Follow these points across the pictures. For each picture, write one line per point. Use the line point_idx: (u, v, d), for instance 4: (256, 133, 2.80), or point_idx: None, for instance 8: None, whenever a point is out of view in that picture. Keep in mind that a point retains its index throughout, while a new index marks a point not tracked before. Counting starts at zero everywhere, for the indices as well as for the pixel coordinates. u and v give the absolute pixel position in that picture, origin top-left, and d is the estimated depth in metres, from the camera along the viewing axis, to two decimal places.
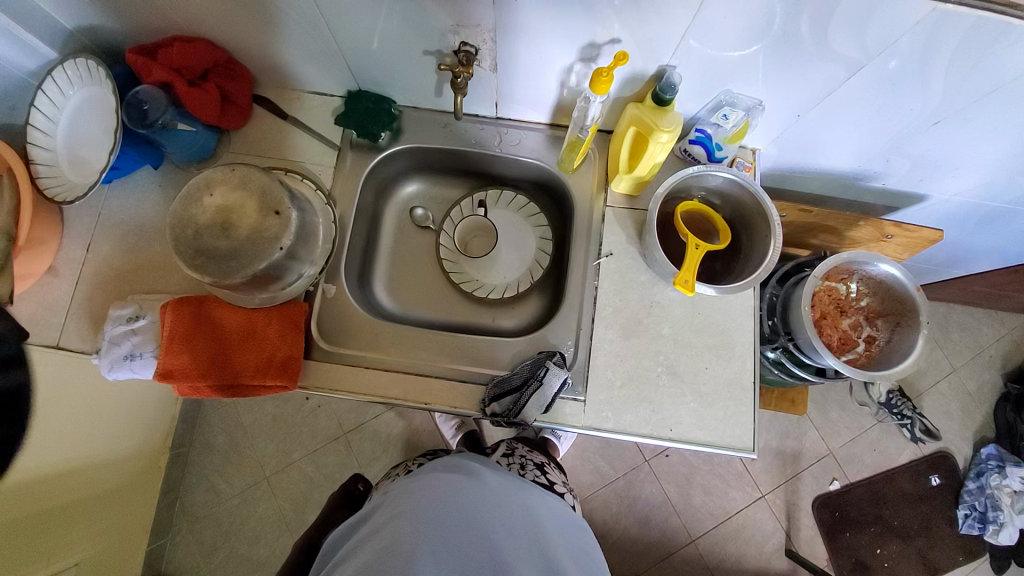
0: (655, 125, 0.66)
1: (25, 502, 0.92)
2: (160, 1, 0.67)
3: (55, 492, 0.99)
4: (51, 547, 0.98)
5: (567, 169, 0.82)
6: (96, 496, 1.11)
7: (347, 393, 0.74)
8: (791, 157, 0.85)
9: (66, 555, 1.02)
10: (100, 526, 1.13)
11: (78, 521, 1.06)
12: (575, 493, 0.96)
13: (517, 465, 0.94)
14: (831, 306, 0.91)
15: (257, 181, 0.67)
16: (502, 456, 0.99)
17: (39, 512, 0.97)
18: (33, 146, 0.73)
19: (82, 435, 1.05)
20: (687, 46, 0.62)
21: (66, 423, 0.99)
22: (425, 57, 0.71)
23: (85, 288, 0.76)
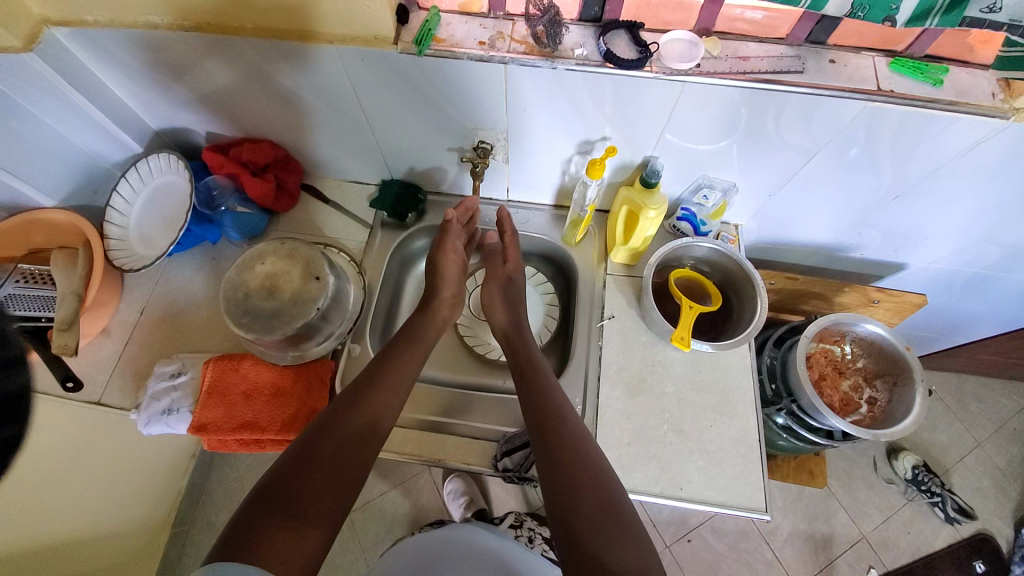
0: (643, 204, 0.77)
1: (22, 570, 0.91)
2: (239, 112, 0.84)
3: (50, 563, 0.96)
4: None
5: (571, 242, 0.93)
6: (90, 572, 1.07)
7: None
8: (772, 231, 0.95)
9: None
10: None
11: None
12: None
13: (526, 538, 0.97)
14: (828, 367, 0.95)
15: (303, 252, 0.78)
16: (510, 529, 1.01)
17: None
18: (110, 223, 0.85)
19: (83, 501, 1.04)
20: (666, 141, 0.74)
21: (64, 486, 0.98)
22: (449, 152, 0.86)
23: (134, 349, 0.83)
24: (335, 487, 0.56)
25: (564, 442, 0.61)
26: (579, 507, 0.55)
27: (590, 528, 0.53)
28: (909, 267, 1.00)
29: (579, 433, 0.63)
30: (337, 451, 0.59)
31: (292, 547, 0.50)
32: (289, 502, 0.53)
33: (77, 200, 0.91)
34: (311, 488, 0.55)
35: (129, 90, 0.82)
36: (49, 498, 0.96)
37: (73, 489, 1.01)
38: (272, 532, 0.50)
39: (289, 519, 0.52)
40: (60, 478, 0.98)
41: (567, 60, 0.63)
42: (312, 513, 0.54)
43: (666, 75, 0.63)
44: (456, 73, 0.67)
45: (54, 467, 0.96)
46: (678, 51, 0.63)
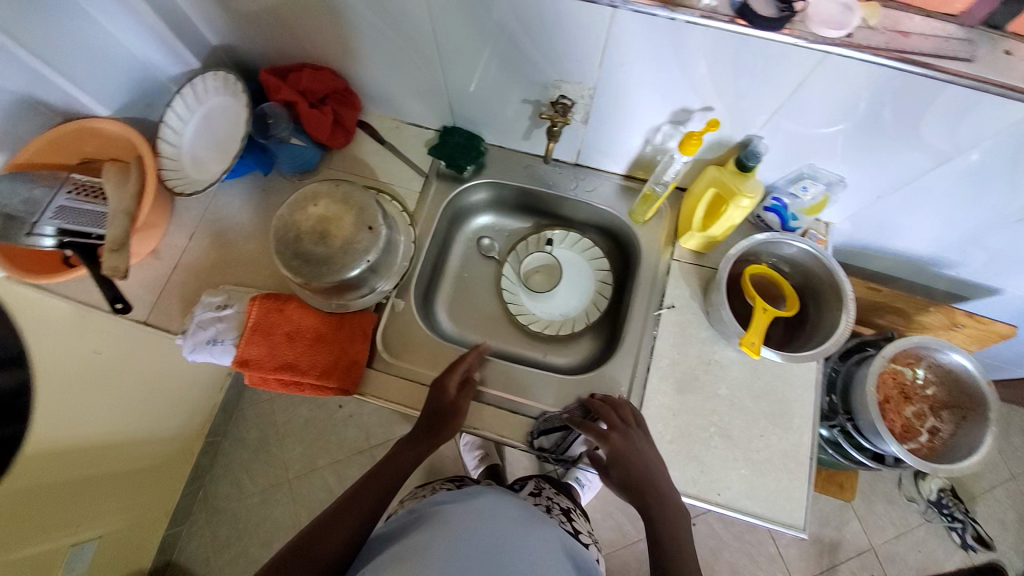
0: (737, 190, 0.68)
1: (45, 472, 0.95)
2: (302, 32, 0.76)
3: (74, 465, 1.01)
4: (67, 520, 1.01)
5: (638, 220, 0.85)
6: (122, 474, 1.14)
7: (392, 403, 0.78)
8: (865, 234, 0.85)
9: (81, 530, 1.05)
10: (121, 505, 1.16)
11: (97, 499, 1.08)
12: (600, 547, 0.93)
13: (544, 507, 0.95)
14: (895, 390, 0.89)
15: (357, 198, 0.73)
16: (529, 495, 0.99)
17: (60, 483, 0.99)
18: (163, 141, 0.82)
19: (115, 409, 1.08)
20: (777, 123, 0.65)
21: (91, 399, 1.02)
22: (523, 104, 0.77)
23: (181, 273, 0.82)
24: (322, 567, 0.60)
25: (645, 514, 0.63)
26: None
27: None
28: (1005, 293, 0.90)
29: (655, 502, 0.64)
30: (377, 505, 0.67)
31: None
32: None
33: (130, 112, 0.88)
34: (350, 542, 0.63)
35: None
36: (95, 404, 1.03)
37: (109, 399, 1.06)
38: None
39: None
40: (97, 390, 1.03)
41: (690, 9, 0.54)
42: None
43: (807, 42, 0.53)
44: (555, 13, 0.58)
45: (86, 378, 1.00)
46: (827, 13, 0.53)
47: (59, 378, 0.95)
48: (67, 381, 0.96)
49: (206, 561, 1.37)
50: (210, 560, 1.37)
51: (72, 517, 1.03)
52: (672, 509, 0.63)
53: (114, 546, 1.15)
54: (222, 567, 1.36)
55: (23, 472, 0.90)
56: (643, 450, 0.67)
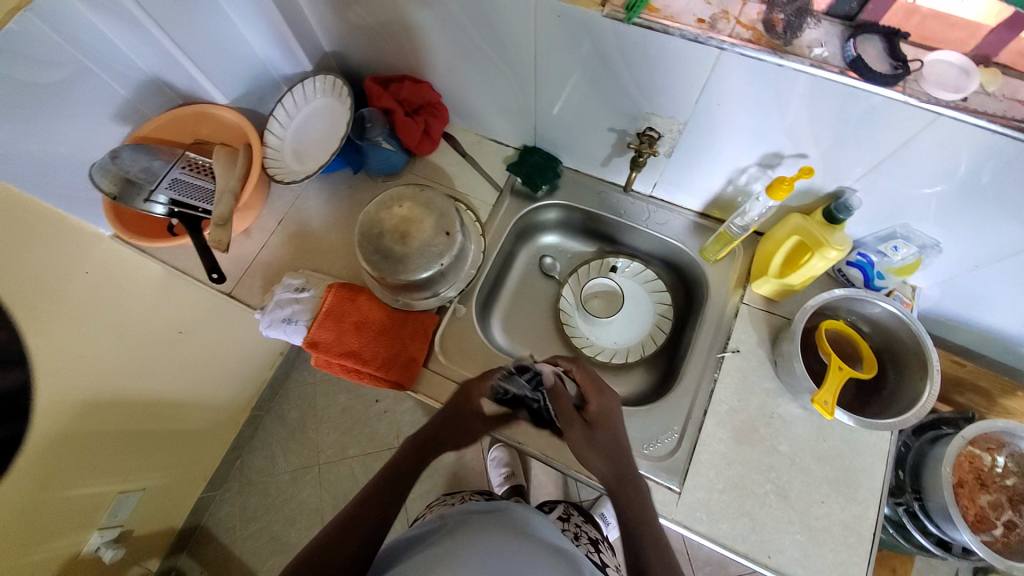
0: (823, 240, 0.66)
1: (119, 419, 1.03)
2: (410, 48, 0.82)
3: (142, 417, 1.10)
4: (127, 467, 1.09)
5: (709, 258, 0.84)
6: (178, 433, 1.22)
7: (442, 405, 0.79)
8: (956, 305, 0.79)
9: (135, 478, 1.13)
10: (171, 462, 1.23)
11: (153, 453, 1.16)
12: None
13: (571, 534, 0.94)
14: (970, 475, 0.80)
15: (438, 205, 0.77)
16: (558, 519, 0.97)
17: (128, 432, 1.07)
18: (270, 132, 0.90)
19: (184, 372, 1.17)
20: (874, 178, 0.64)
21: (167, 359, 1.11)
22: (608, 132, 0.79)
23: (268, 254, 0.89)
24: None
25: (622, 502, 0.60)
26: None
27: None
28: None
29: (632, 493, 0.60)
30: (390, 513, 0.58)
31: None
32: None
33: (246, 104, 0.97)
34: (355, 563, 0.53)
35: (316, 7, 0.83)
36: (167, 365, 1.11)
37: (177, 362, 1.14)
38: None
39: None
40: (170, 352, 1.11)
41: (799, 57, 0.54)
42: None
43: (918, 101, 0.52)
44: (658, 49, 0.60)
45: (145, 335, 1.04)
46: (942, 76, 0.51)
47: (114, 331, 0.97)
48: (125, 336, 0.99)
49: (232, 530, 1.42)
50: (236, 530, 1.42)
51: (128, 466, 1.10)
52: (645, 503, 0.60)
53: (157, 498, 1.23)
54: (246, 538, 1.40)
55: (102, 417, 0.99)
56: (618, 429, 0.67)
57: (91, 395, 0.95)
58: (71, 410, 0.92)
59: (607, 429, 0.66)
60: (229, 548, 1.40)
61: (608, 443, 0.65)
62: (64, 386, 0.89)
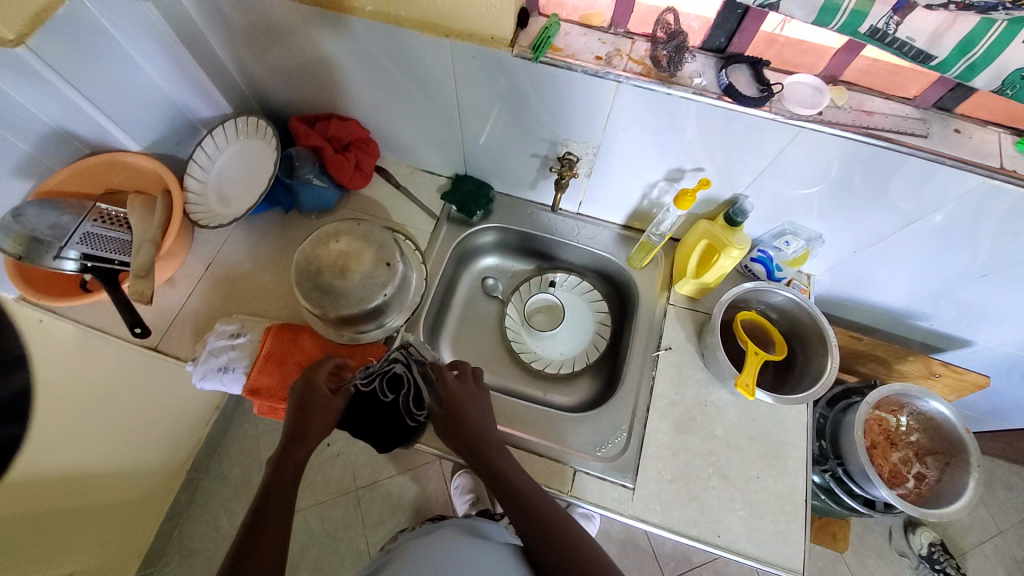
0: (727, 242, 0.75)
1: (18, 500, 0.89)
2: (334, 87, 0.84)
3: (48, 494, 0.96)
4: (34, 557, 0.94)
5: (636, 266, 0.91)
6: (93, 508, 1.07)
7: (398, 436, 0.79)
8: (844, 286, 0.91)
9: (46, 568, 0.97)
10: (91, 542, 1.08)
11: (66, 534, 1.02)
12: None
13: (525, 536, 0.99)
14: (880, 436, 0.93)
15: (376, 236, 0.78)
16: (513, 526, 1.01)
17: (31, 515, 0.93)
18: (190, 176, 0.87)
19: (97, 435, 1.04)
20: (761, 184, 0.73)
21: (75, 423, 0.98)
22: (533, 158, 0.85)
23: (197, 302, 0.85)
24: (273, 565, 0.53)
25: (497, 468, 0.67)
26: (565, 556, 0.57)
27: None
28: (975, 345, 0.96)
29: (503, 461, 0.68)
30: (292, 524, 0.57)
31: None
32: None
33: (161, 149, 0.93)
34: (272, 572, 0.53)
35: (233, 51, 0.83)
36: (86, 431, 1.01)
37: (97, 427, 1.04)
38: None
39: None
40: (87, 417, 1.01)
41: (685, 86, 0.62)
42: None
43: (785, 117, 0.61)
44: (565, 83, 0.66)
45: (59, 401, 0.94)
46: (800, 95, 0.61)
47: (20, 402, 0.87)
48: (35, 405, 0.90)
49: None
50: None
51: (45, 554, 0.97)
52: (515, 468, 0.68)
53: None
54: None
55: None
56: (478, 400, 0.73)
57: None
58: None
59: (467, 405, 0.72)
60: None
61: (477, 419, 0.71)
62: None
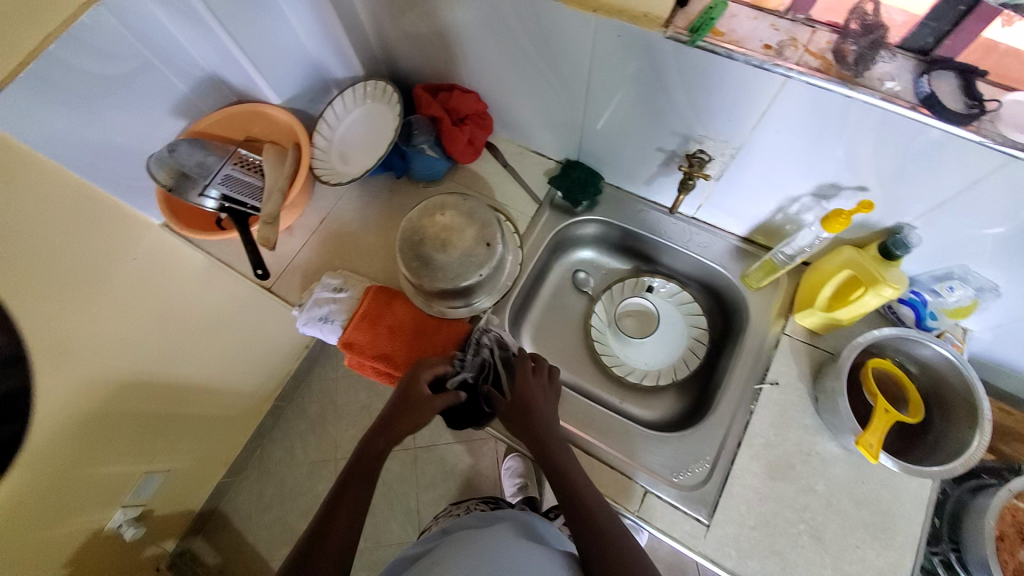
0: (879, 277, 0.64)
1: (143, 402, 1.05)
2: (462, 57, 0.83)
3: (165, 401, 1.10)
4: (147, 450, 1.11)
5: (751, 285, 0.82)
6: (197, 419, 1.22)
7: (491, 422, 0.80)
8: (1011, 350, 0.75)
9: (154, 461, 1.14)
10: (189, 446, 1.24)
11: (173, 436, 1.17)
12: None
13: None
14: (1011, 528, 0.76)
15: (481, 215, 0.78)
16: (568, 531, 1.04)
17: (151, 416, 1.08)
18: (319, 133, 0.92)
19: (208, 358, 1.17)
20: (937, 216, 0.61)
21: (193, 345, 1.12)
22: (656, 152, 0.78)
23: (308, 253, 0.90)
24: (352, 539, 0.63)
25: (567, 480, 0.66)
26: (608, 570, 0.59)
27: None
28: None
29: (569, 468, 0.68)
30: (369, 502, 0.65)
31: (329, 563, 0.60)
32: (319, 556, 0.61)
33: (296, 104, 0.99)
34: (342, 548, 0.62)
35: (373, 14, 0.85)
36: (199, 352, 1.14)
37: (208, 350, 1.16)
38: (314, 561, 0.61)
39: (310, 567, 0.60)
40: (202, 340, 1.14)
41: (870, 90, 0.52)
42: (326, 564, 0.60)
43: (991, 142, 0.49)
44: (718, 74, 0.59)
45: (183, 321, 1.06)
46: (1016, 116, 0.49)
47: (155, 314, 1.00)
48: (165, 321, 1.02)
49: (248, 516, 1.44)
50: (252, 517, 1.44)
51: (154, 449, 1.13)
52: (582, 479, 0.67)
53: (176, 480, 1.24)
54: (261, 526, 1.43)
55: (129, 399, 1.01)
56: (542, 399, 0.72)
57: (125, 379, 0.98)
58: (108, 392, 0.95)
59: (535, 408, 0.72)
60: (243, 536, 1.42)
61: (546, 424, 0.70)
62: (100, 369, 0.92)
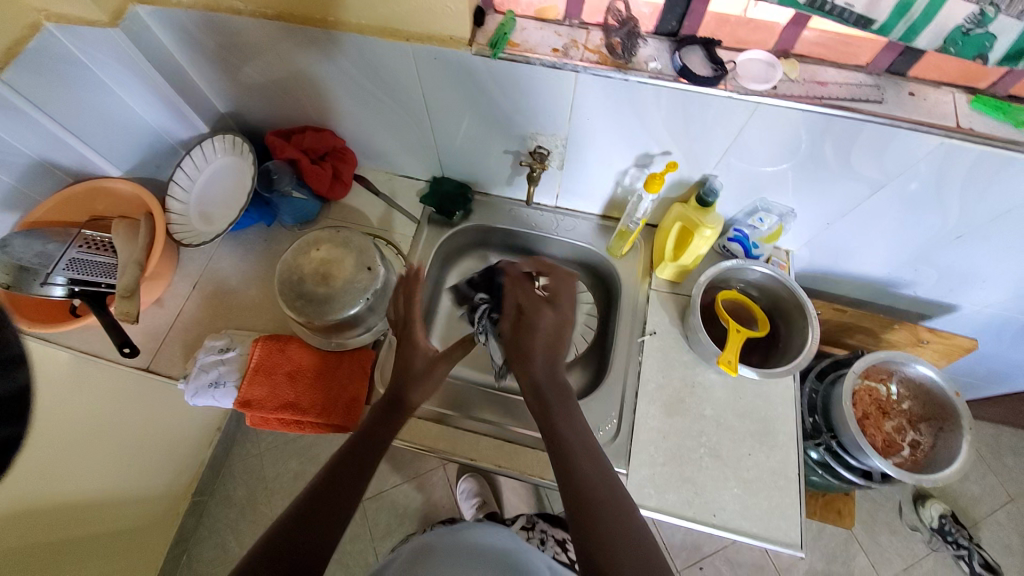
0: (699, 222, 0.77)
1: (37, 527, 0.93)
2: (306, 100, 0.87)
3: (59, 523, 0.97)
4: None
5: (616, 254, 0.92)
6: (102, 536, 1.08)
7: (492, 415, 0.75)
8: (822, 260, 0.92)
9: None
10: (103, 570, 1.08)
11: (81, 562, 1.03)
12: None
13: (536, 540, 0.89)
14: (872, 406, 0.90)
15: (356, 242, 0.79)
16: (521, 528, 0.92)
17: (45, 543, 0.95)
18: (172, 199, 0.89)
19: (107, 458, 1.07)
20: (727, 162, 0.74)
21: (88, 450, 1.02)
22: (505, 154, 0.86)
23: (184, 321, 0.87)
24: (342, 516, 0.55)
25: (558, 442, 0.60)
26: (592, 513, 0.53)
27: (597, 524, 0.52)
28: (962, 310, 0.96)
29: (584, 455, 0.58)
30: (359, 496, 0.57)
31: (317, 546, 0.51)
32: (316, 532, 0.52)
33: (142, 173, 0.96)
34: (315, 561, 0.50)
35: (205, 74, 0.86)
36: (93, 454, 1.03)
37: (105, 450, 1.06)
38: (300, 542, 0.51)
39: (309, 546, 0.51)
40: (92, 442, 1.02)
41: (640, 71, 0.64)
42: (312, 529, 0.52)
43: (739, 94, 0.63)
44: (526, 77, 0.68)
45: (69, 430, 0.96)
46: (753, 71, 0.63)
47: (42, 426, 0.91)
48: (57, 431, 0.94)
49: None
50: None
51: None
52: (593, 466, 0.57)
53: None
54: None
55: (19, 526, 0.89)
56: (551, 327, 0.70)
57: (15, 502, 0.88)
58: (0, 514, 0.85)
59: (527, 331, 0.70)
60: None
61: (570, 423, 0.62)
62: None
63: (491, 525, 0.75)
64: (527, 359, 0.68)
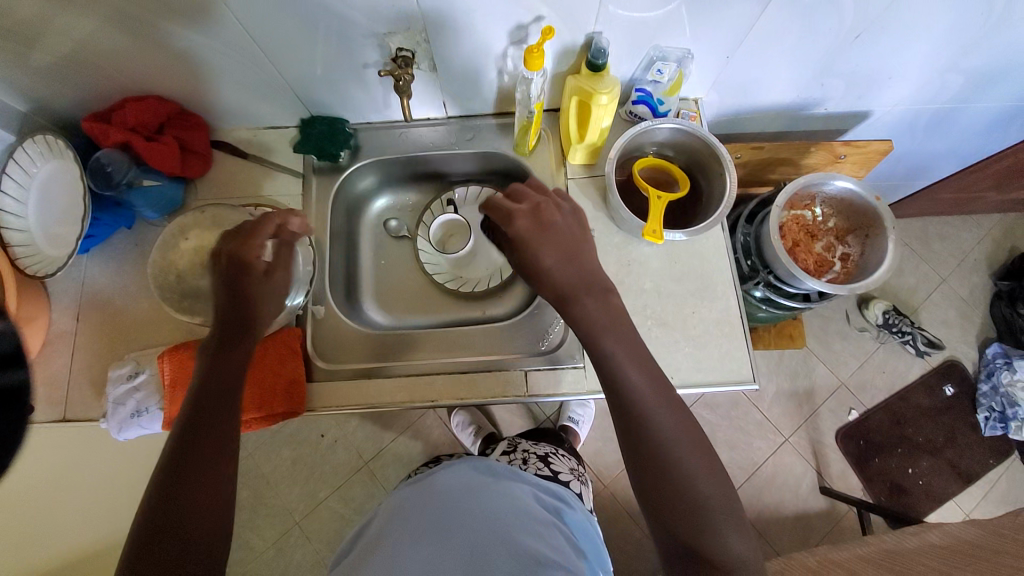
0: (593, 90, 0.70)
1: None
2: (105, 65, 0.70)
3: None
4: None
5: (524, 152, 0.85)
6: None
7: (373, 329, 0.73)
8: (732, 100, 0.87)
9: None
10: None
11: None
12: (580, 479, 0.91)
13: (519, 460, 0.90)
14: (800, 233, 0.91)
15: (230, 218, 0.70)
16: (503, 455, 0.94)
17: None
18: (7, 229, 0.73)
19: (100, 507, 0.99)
20: (608, 14, 0.66)
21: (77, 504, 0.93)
22: (366, 70, 0.74)
23: (82, 358, 0.77)
24: (218, 454, 0.53)
25: (623, 401, 0.56)
26: (672, 468, 0.52)
27: (681, 475, 0.52)
28: (874, 114, 0.95)
29: (627, 352, 0.57)
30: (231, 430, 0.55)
31: (202, 490, 0.51)
32: (190, 476, 0.51)
33: None
34: (213, 503, 0.51)
35: None
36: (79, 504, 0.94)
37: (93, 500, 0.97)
38: (188, 492, 0.50)
39: (188, 493, 0.50)
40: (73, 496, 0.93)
41: None
42: (189, 476, 0.51)
43: None
44: None
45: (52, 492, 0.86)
46: None
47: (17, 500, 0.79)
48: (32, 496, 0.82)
49: None
50: None
51: None
52: (642, 380, 0.56)
53: None
54: None
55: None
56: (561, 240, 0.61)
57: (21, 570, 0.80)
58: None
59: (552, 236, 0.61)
60: None
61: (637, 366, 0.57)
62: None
63: (473, 459, 0.75)
64: (540, 277, 0.60)
